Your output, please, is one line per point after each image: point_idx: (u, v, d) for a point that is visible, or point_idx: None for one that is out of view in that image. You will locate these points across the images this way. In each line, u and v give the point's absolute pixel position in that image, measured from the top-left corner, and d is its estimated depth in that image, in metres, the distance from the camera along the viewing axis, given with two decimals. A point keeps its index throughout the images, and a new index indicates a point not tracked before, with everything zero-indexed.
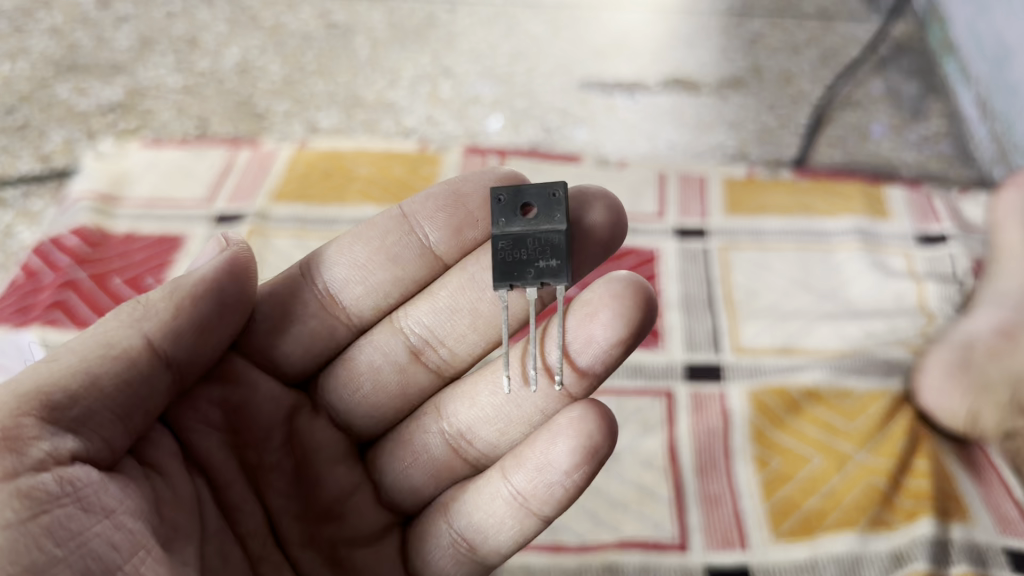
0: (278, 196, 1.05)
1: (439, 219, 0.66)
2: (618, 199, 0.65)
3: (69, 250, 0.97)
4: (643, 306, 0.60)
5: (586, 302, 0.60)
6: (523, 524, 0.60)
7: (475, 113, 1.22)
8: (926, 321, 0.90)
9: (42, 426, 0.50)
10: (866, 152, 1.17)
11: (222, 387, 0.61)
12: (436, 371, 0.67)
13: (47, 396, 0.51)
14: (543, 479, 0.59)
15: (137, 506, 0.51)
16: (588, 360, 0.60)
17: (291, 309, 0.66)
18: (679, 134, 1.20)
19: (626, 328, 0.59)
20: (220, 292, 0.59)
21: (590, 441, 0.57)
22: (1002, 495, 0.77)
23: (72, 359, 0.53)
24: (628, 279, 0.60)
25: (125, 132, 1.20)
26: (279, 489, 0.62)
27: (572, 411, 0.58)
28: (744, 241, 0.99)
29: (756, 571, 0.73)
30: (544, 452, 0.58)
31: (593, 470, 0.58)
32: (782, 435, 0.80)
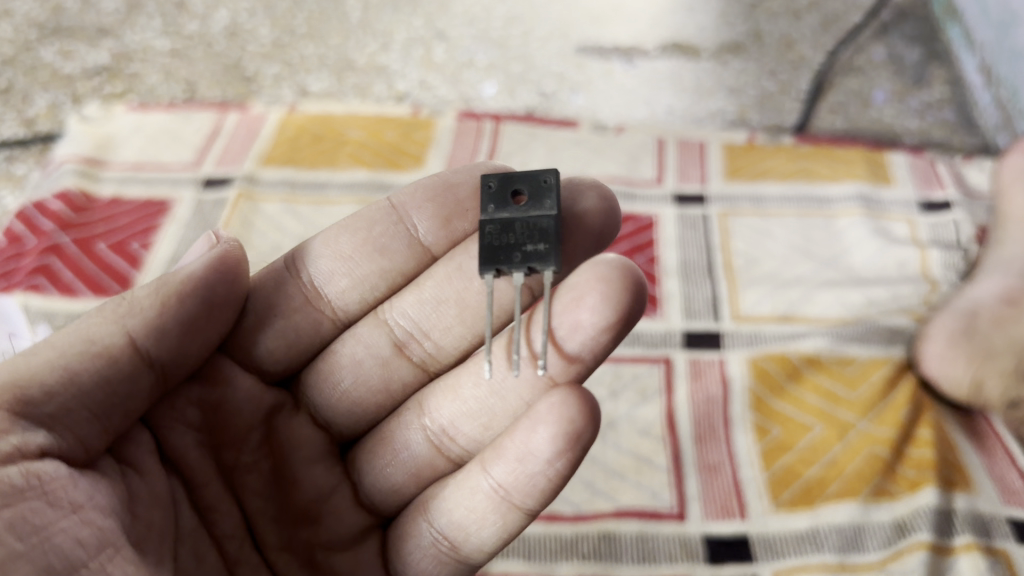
0: (266, 160, 1.02)
1: (428, 209, 0.64)
2: (611, 191, 0.61)
3: (52, 215, 0.94)
4: (631, 291, 0.55)
5: (570, 286, 0.56)
6: (505, 519, 0.56)
7: (470, 77, 1.20)
8: (930, 288, 0.89)
9: (14, 420, 0.48)
10: (868, 118, 1.14)
11: (203, 387, 0.58)
12: (419, 365, 0.63)
13: (22, 390, 0.49)
14: (524, 470, 0.54)
15: (108, 503, 0.49)
16: (574, 348, 0.56)
17: (274, 302, 0.63)
18: (678, 99, 1.17)
19: (615, 313, 0.55)
20: (209, 291, 0.56)
21: (572, 427, 0.53)
22: (1005, 465, 0.76)
23: (51, 354, 0.52)
24: (617, 261, 0.56)
25: (111, 96, 1.17)
26: (255, 490, 0.60)
27: (552, 395, 0.53)
28: (744, 207, 0.97)
29: (756, 540, 0.71)
30: (522, 441, 0.54)
31: (578, 455, 0.54)
32: (782, 403, 0.79)
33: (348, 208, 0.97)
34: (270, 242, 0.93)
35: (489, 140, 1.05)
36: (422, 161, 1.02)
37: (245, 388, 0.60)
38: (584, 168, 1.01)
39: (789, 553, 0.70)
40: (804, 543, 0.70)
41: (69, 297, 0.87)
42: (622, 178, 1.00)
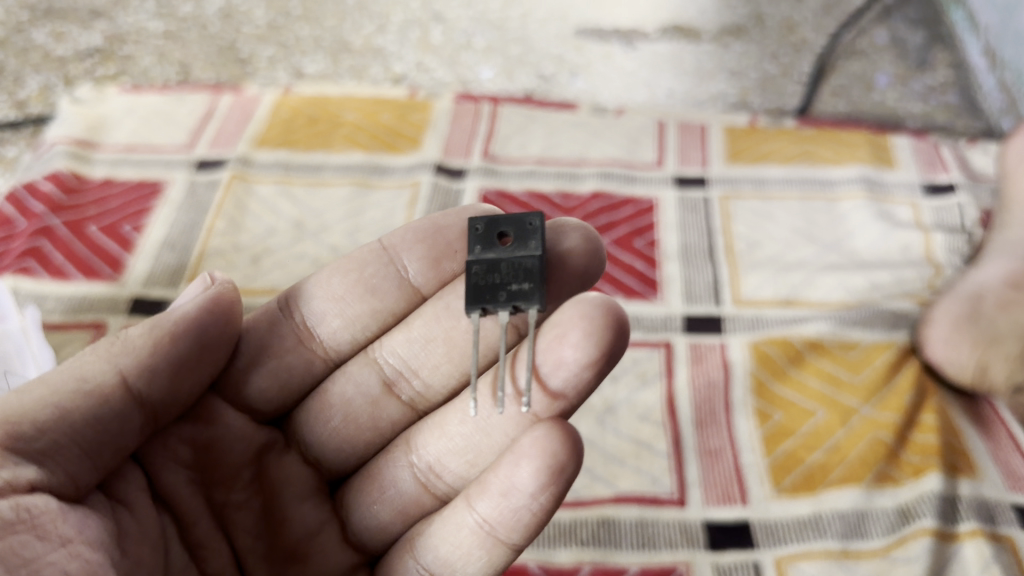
0: (260, 142, 1.01)
1: (418, 250, 0.62)
2: (598, 233, 0.60)
3: (43, 196, 0.93)
4: (611, 326, 0.53)
5: (552, 323, 0.54)
6: (490, 553, 0.53)
7: (467, 60, 1.18)
8: (934, 272, 0.87)
9: (5, 455, 0.47)
10: (871, 101, 1.13)
11: (195, 425, 0.56)
12: (408, 404, 0.61)
13: (13, 426, 0.48)
14: (508, 505, 0.52)
15: (98, 536, 0.47)
16: (558, 384, 0.53)
17: (268, 343, 0.61)
18: (678, 82, 1.16)
19: (598, 351, 0.52)
20: (201, 330, 0.55)
21: (555, 460, 0.50)
22: (1011, 451, 0.74)
23: (43, 392, 0.50)
24: (598, 298, 0.54)
25: (104, 78, 1.15)
26: (245, 528, 0.57)
27: (536, 430, 0.51)
28: (746, 190, 0.95)
29: (756, 527, 0.70)
30: (506, 476, 0.51)
31: (564, 489, 0.51)
32: (783, 388, 0.77)
33: (344, 189, 0.96)
34: (264, 225, 0.92)
35: (487, 123, 1.03)
36: (419, 143, 1.01)
37: (232, 426, 0.58)
38: (583, 151, 0.99)
39: (790, 541, 0.69)
40: (805, 530, 0.69)
41: (60, 279, 0.85)
42: (622, 160, 0.99)
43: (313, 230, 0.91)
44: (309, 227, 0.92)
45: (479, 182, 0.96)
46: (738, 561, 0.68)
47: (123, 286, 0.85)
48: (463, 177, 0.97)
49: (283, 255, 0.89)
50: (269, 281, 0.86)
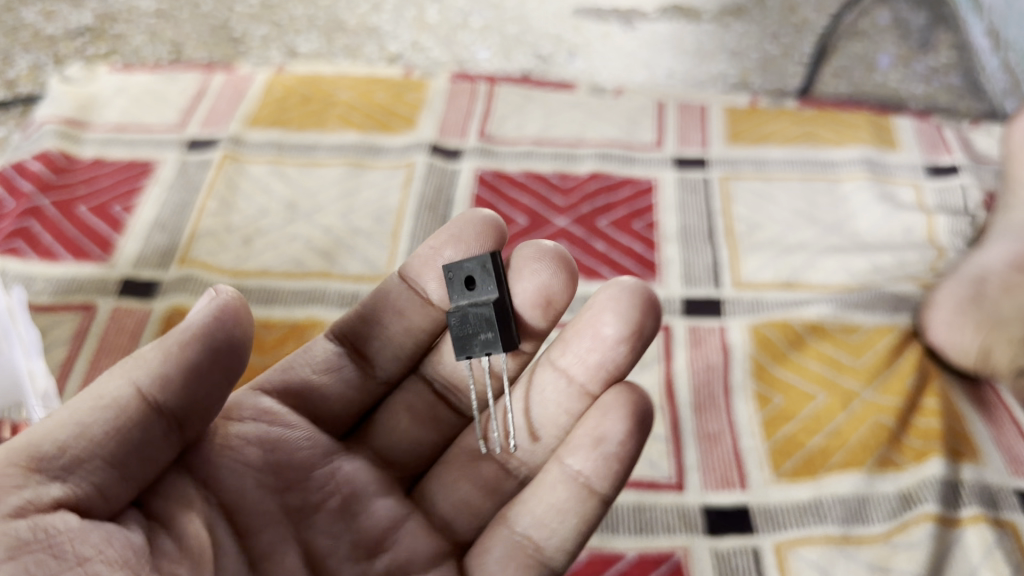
0: (253, 121, 0.99)
1: (432, 270, 0.60)
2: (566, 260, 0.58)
3: (32, 176, 0.91)
4: (642, 304, 0.56)
5: (589, 307, 0.57)
6: (583, 508, 0.52)
7: (464, 39, 1.17)
8: (937, 254, 0.86)
9: (27, 475, 0.42)
10: (873, 82, 1.11)
11: (260, 426, 0.53)
12: (462, 412, 0.61)
13: (36, 445, 0.43)
14: (601, 454, 0.52)
15: (121, 555, 0.42)
16: (596, 358, 0.56)
17: (329, 358, 0.60)
18: (677, 62, 1.14)
19: (636, 321, 0.55)
20: (213, 333, 0.48)
21: (638, 407, 0.53)
22: (1013, 435, 0.73)
23: (63, 412, 0.45)
24: (632, 282, 0.57)
25: (94, 57, 1.13)
26: (323, 529, 0.52)
27: (618, 386, 0.54)
28: (746, 171, 0.94)
29: (756, 511, 0.69)
30: (595, 427, 0.53)
31: (646, 442, 0.53)
32: (784, 371, 0.76)
33: (337, 169, 0.94)
34: (256, 205, 0.90)
35: (484, 103, 1.02)
36: (414, 123, 0.99)
37: (296, 430, 0.54)
38: (582, 131, 0.98)
39: (791, 526, 0.68)
40: (806, 515, 0.68)
41: (48, 261, 0.84)
42: (621, 141, 0.97)
43: (307, 210, 0.90)
44: (302, 207, 0.90)
45: (474, 163, 0.95)
46: (738, 546, 0.67)
47: (113, 267, 0.84)
48: (459, 158, 0.96)
49: (275, 236, 0.87)
50: (261, 262, 0.85)
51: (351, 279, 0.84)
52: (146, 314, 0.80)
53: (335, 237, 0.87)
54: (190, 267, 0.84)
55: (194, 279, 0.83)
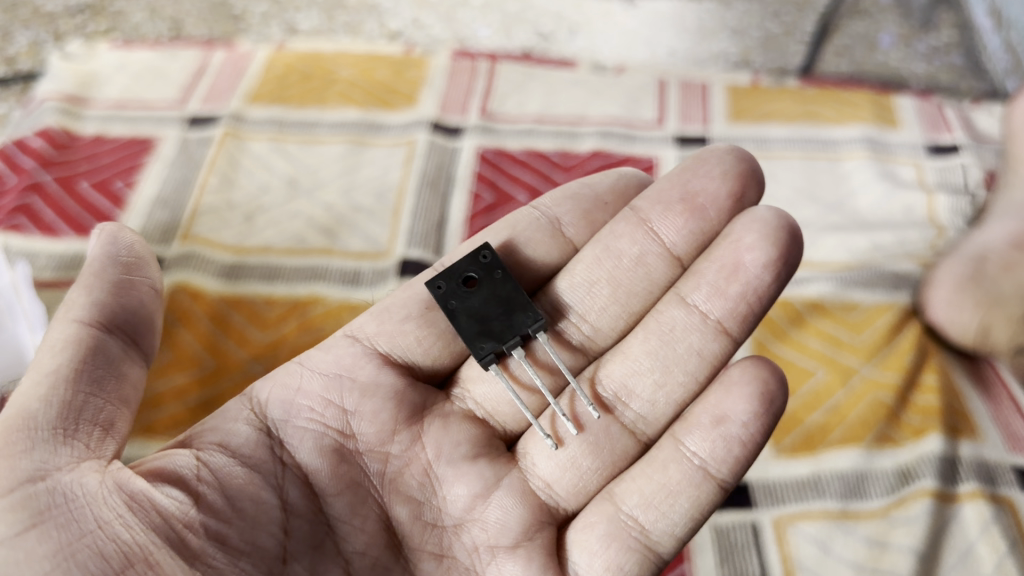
0: (254, 98, 0.99)
1: (568, 206, 0.66)
2: (740, 166, 0.62)
3: (34, 152, 0.91)
4: (788, 230, 0.57)
5: (731, 234, 0.58)
6: (699, 490, 0.53)
7: (464, 16, 1.16)
8: (936, 233, 0.86)
9: (31, 437, 0.49)
10: (875, 61, 1.11)
11: (339, 387, 0.57)
12: (580, 349, 0.62)
13: (26, 410, 0.50)
14: (721, 433, 0.53)
15: (146, 520, 0.48)
16: (738, 289, 0.57)
17: (427, 298, 0.61)
18: (678, 41, 1.14)
19: (774, 248, 0.56)
20: (116, 251, 0.59)
21: (766, 386, 0.52)
22: (1011, 413, 0.74)
23: (31, 379, 0.51)
24: (772, 209, 0.58)
25: (95, 34, 1.13)
26: (405, 492, 0.56)
27: (742, 362, 0.54)
28: (747, 149, 0.94)
29: (756, 486, 0.69)
30: (717, 406, 0.53)
31: (771, 422, 0.53)
32: (784, 348, 0.76)
33: (338, 147, 0.94)
34: (257, 182, 0.90)
35: (484, 80, 1.01)
36: (414, 101, 0.99)
37: (382, 385, 0.58)
38: (583, 109, 0.98)
39: (790, 499, 0.68)
40: (805, 489, 0.69)
41: (51, 236, 0.84)
42: (622, 119, 0.97)
43: (307, 187, 0.90)
44: (304, 184, 0.90)
45: (476, 141, 0.95)
46: (737, 520, 0.67)
47: None
48: (460, 135, 0.96)
49: (276, 213, 0.87)
50: (262, 239, 0.85)
51: (353, 256, 0.84)
52: None
53: (336, 214, 0.87)
54: (191, 243, 0.84)
55: (195, 256, 0.83)
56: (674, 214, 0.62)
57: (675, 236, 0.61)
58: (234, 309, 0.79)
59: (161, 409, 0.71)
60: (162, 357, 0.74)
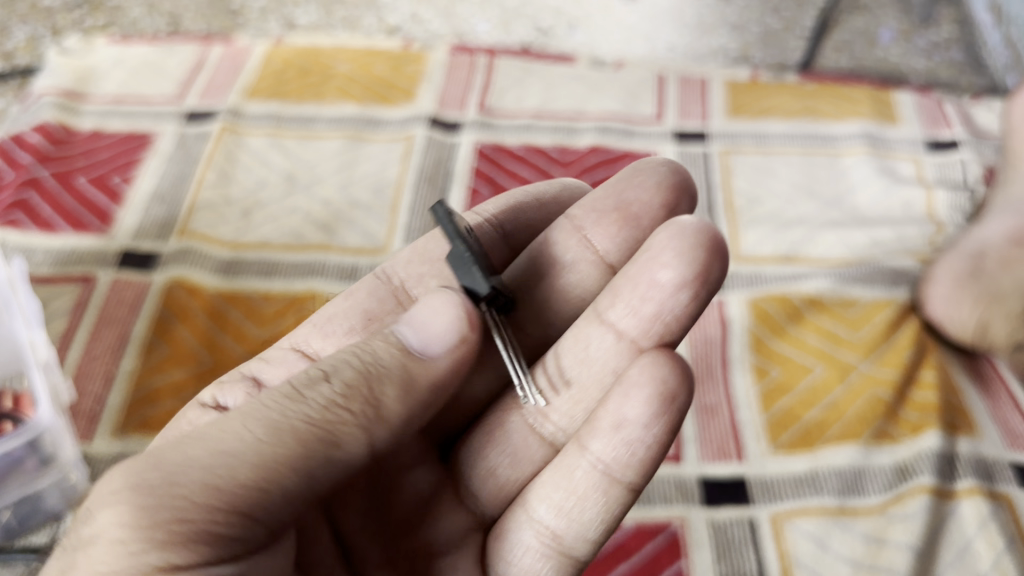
0: (252, 93, 0.99)
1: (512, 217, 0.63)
2: (678, 175, 0.59)
3: (31, 148, 0.91)
4: (706, 241, 0.50)
5: (645, 250, 0.52)
6: (607, 496, 0.49)
7: (464, 12, 1.16)
8: (936, 229, 0.86)
9: (247, 523, 0.39)
10: (874, 57, 1.10)
11: None
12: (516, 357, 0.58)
13: (265, 494, 0.39)
14: (622, 438, 0.48)
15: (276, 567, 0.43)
16: (652, 308, 0.51)
17: (370, 310, 0.59)
18: (678, 36, 1.14)
19: (689, 265, 0.50)
20: (440, 390, 0.45)
21: (664, 387, 0.47)
22: (1010, 411, 0.73)
23: (282, 466, 0.40)
24: (693, 219, 0.51)
25: (92, 29, 1.12)
26: (356, 505, 0.53)
27: (641, 359, 0.48)
28: (746, 145, 0.94)
29: (753, 484, 0.69)
30: (616, 408, 0.48)
31: (678, 420, 0.48)
32: (782, 344, 0.76)
33: (336, 142, 0.94)
34: (255, 177, 0.90)
35: (483, 75, 1.01)
36: (413, 96, 0.99)
37: None
38: (582, 104, 0.98)
39: (787, 497, 0.68)
40: (802, 486, 0.69)
41: (47, 232, 0.84)
42: (621, 115, 0.97)
43: (306, 183, 0.90)
44: (302, 179, 0.90)
45: (474, 136, 0.95)
46: (734, 517, 0.67)
47: (112, 239, 0.84)
48: (459, 131, 0.95)
49: (274, 208, 0.87)
50: (260, 235, 0.85)
51: (351, 252, 0.84)
52: (145, 287, 0.80)
53: (334, 210, 0.87)
54: (189, 239, 0.84)
55: (193, 251, 0.83)
56: (607, 223, 0.57)
57: (608, 244, 0.57)
58: (232, 305, 0.79)
59: (157, 405, 0.71)
60: (160, 352, 0.75)
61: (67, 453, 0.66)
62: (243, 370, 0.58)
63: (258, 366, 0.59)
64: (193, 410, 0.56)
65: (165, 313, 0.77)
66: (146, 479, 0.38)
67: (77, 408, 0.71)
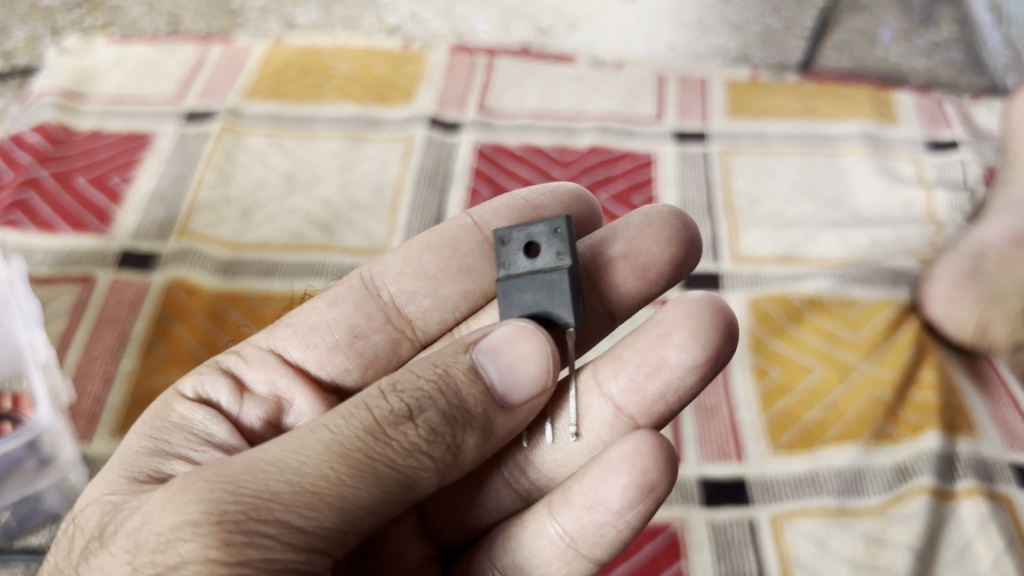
0: (251, 93, 0.99)
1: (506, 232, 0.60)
2: (689, 228, 0.56)
3: (30, 148, 0.91)
4: (723, 330, 0.48)
5: (657, 321, 0.50)
6: (570, 568, 0.47)
7: (463, 12, 1.16)
8: (936, 229, 0.86)
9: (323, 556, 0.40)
10: (874, 57, 1.10)
11: None
12: None
13: (343, 532, 0.40)
14: (591, 519, 0.45)
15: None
16: (657, 387, 0.49)
17: (355, 324, 0.59)
18: (678, 35, 1.14)
19: (704, 352, 0.48)
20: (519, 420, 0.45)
21: (643, 479, 0.44)
22: (1010, 411, 0.73)
23: (361, 510, 0.40)
24: (702, 294, 0.49)
25: (92, 28, 1.12)
26: None
27: (626, 440, 0.44)
28: (746, 145, 0.94)
29: (753, 484, 0.69)
30: (593, 486, 0.45)
31: (654, 506, 0.45)
32: (781, 344, 0.76)
33: (336, 142, 0.94)
34: (254, 177, 0.90)
35: (483, 75, 1.01)
36: (413, 96, 0.99)
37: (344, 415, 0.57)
38: (582, 104, 0.98)
39: (788, 497, 0.68)
40: (802, 487, 0.69)
41: (46, 232, 0.84)
42: (620, 115, 0.97)
43: (305, 183, 0.90)
44: (301, 180, 0.90)
45: (474, 136, 0.95)
46: (734, 517, 0.67)
47: (112, 239, 0.84)
48: (458, 131, 0.95)
49: (274, 208, 0.87)
50: (260, 235, 0.85)
51: (351, 252, 0.84)
52: (145, 287, 0.79)
53: (334, 210, 0.87)
54: (189, 239, 0.84)
55: (193, 251, 0.83)
56: (615, 273, 0.55)
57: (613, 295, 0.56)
58: (232, 305, 0.79)
59: None
60: (159, 353, 0.74)
61: (66, 453, 0.66)
62: (220, 363, 0.57)
63: (235, 362, 0.57)
64: (178, 401, 0.53)
65: (164, 313, 0.77)
66: (230, 514, 0.39)
67: (77, 408, 0.71)
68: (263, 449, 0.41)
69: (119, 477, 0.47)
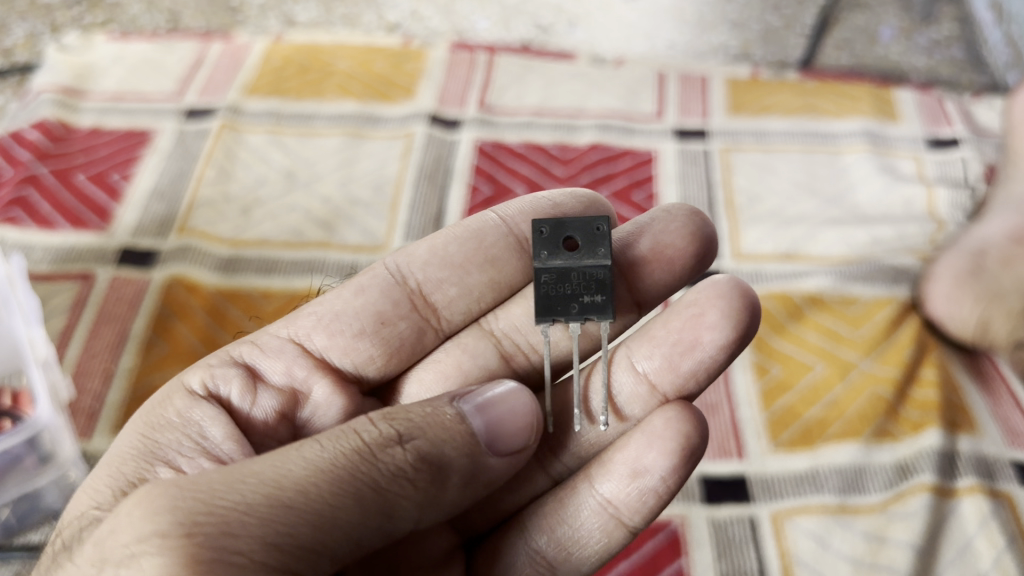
0: (251, 90, 0.99)
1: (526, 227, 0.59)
2: (710, 223, 0.57)
3: (30, 145, 0.91)
4: (750, 308, 0.50)
5: (688, 303, 0.51)
6: (609, 536, 0.49)
7: (463, 10, 1.16)
8: (936, 227, 0.86)
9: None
10: (875, 54, 1.10)
11: None
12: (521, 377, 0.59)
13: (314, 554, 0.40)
14: (637, 486, 0.48)
15: None
16: (690, 365, 0.51)
17: (382, 311, 0.58)
18: (678, 33, 1.14)
19: (735, 331, 0.50)
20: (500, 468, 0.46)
21: (687, 442, 0.47)
22: (1010, 407, 0.73)
23: (339, 533, 0.41)
24: (727, 277, 0.51)
25: (91, 25, 1.12)
26: None
27: (667, 409, 0.48)
28: (746, 142, 0.94)
29: (753, 481, 0.69)
30: (633, 455, 0.48)
31: (689, 472, 0.48)
32: (782, 342, 0.76)
33: (336, 139, 0.94)
34: (254, 175, 0.90)
35: (483, 72, 1.01)
36: (413, 93, 0.99)
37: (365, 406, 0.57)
38: (582, 102, 0.98)
39: (788, 495, 0.68)
40: (802, 484, 0.68)
41: (46, 229, 0.84)
42: (621, 112, 0.97)
43: (306, 180, 0.89)
44: (301, 177, 0.90)
45: (474, 134, 0.94)
46: (735, 515, 0.67)
47: (111, 236, 0.84)
48: (459, 128, 0.95)
49: (273, 206, 0.87)
50: (260, 232, 0.85)
51: (351, 249, 0.83)
52: (145, 285, 0.79)
53: (334, 208, 0.87)
54: (188, 236, 0.84)
55: (193, 249, 0.83)
56: (644, 270, 0.55)
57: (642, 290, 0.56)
58: (232, 302, 0.79)
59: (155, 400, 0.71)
60: (159, 350, 0.74)
61: (66, 450, 0.66)
62: (233, 352, 0.57)
63: (250, 351, 0.57)
64: (178, 396, 0.53)
65: (164, 310, 0.77)
66: (202, 525, 0.38)
67: (76, 405, 0.71)
68: (242, 463, 0.41)
69: (106, 488, 0.48)
